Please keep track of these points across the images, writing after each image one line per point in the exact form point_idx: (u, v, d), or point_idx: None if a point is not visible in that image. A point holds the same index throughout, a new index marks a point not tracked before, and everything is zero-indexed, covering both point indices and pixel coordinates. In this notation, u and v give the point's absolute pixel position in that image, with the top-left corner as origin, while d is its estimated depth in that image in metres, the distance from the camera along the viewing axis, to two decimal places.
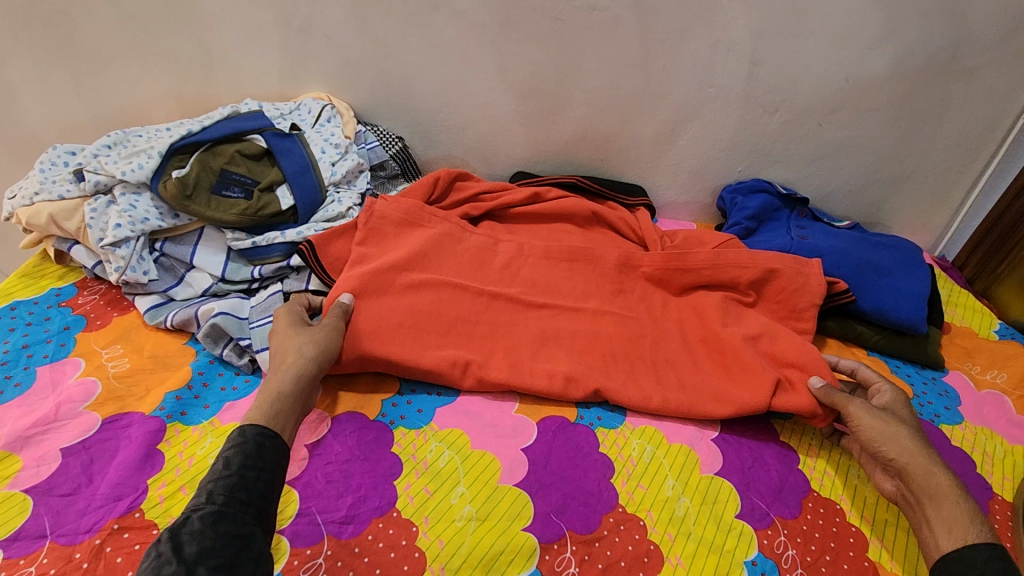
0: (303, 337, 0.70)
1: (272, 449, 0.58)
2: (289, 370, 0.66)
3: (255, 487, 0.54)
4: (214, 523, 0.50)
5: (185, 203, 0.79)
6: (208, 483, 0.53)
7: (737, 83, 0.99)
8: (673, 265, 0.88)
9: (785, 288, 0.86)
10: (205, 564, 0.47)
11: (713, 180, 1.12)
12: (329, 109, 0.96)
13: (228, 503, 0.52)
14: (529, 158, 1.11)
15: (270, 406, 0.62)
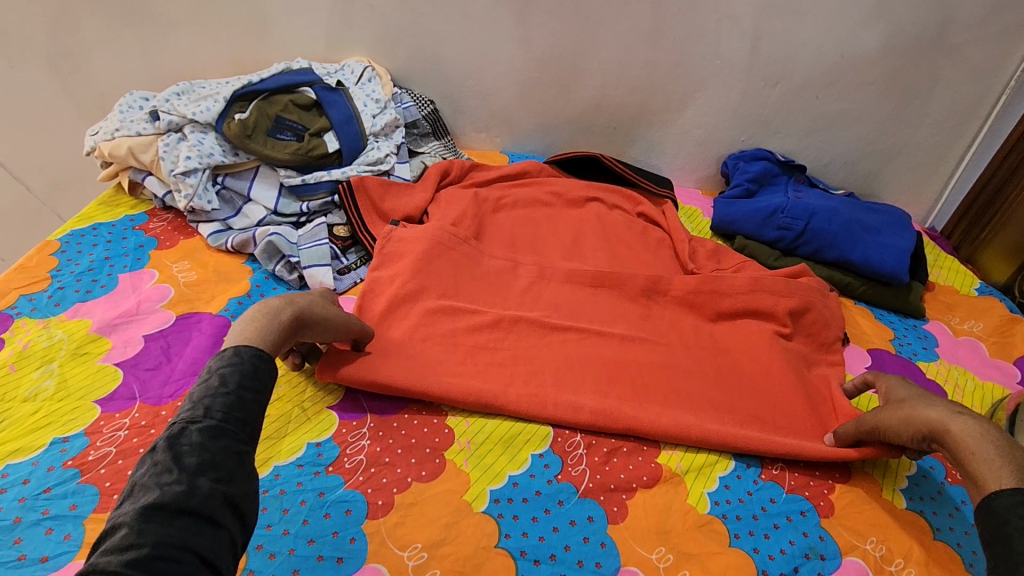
0: (317, 297, 0.67)
1: (268, 371, 0.55)
2: (292, 307, 0.62)
3: (252, 405, 0.51)
4: (215, 436, 0.47)
5: (246, 141, 0.90)
6: (205, 396, 0.50)
7: (740, 56, 1.08)
8: (707, 289, 0.90)
9: (817, 321, 0.89)
10: (205, 475, 0.45)
11: (717, 149, 1.21)
12: (370, 70, 1.06)
13: (227, 419, 0.49)
14: (549, 124, 1.21)
15: (262, 327, 0.58)
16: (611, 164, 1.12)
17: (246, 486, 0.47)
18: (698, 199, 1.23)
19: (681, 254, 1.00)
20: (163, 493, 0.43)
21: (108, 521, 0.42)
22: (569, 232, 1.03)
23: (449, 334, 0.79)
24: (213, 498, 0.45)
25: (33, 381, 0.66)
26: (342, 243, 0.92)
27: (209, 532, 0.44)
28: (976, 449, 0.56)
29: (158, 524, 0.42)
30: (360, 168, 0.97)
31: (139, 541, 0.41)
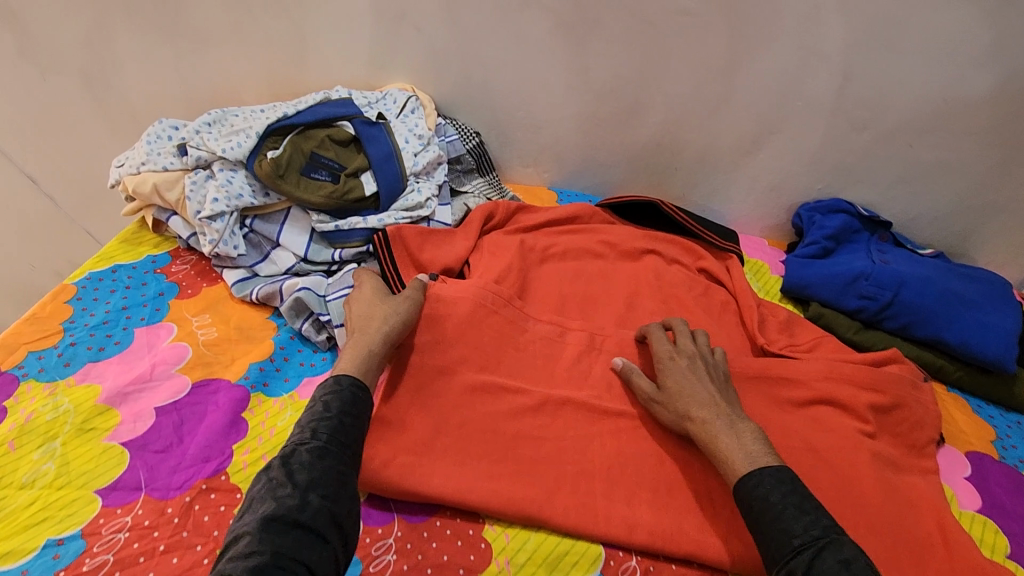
0: (389, 304, 0.73)
1: (364, 400, 0.63)
2: (372, 331, 0.70)
3: (350, 432, 0.59)
4: (321, 458, 0.56)
5: (277, 182, 0.82)
6: (314, 422, 0.58)
7: (826, 96, 0.94)
8: (776, 374, 0.80)
9: (908, 419, 0.78)
10: (314, 492, 0.53)
11: (790, 196, 1.08)
12: (413, 100, 0.98)
13: (331, 442, 0.57)
14: (602, 161, 1.10)
15: (356, 359, 0.66)
16: (672, 212, 1.01)
17: (347, 507, 0.54)
18: (764, 251, 1.11)
19: (749, 327, 0.89)
20: (280, 505, 0.51)
21: (234, 529, 0.50)
22: (621, 291, 0.93)
23: (487, 419, 0.70)
24: (321, 514, 0.52)
25: (31, 464, 0.59)
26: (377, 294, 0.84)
27: (318, 545, 0.50)
28: (722, 445, 0.63)
29: (276, 532, 0.49)
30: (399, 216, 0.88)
31: (260, 548, 0.48)
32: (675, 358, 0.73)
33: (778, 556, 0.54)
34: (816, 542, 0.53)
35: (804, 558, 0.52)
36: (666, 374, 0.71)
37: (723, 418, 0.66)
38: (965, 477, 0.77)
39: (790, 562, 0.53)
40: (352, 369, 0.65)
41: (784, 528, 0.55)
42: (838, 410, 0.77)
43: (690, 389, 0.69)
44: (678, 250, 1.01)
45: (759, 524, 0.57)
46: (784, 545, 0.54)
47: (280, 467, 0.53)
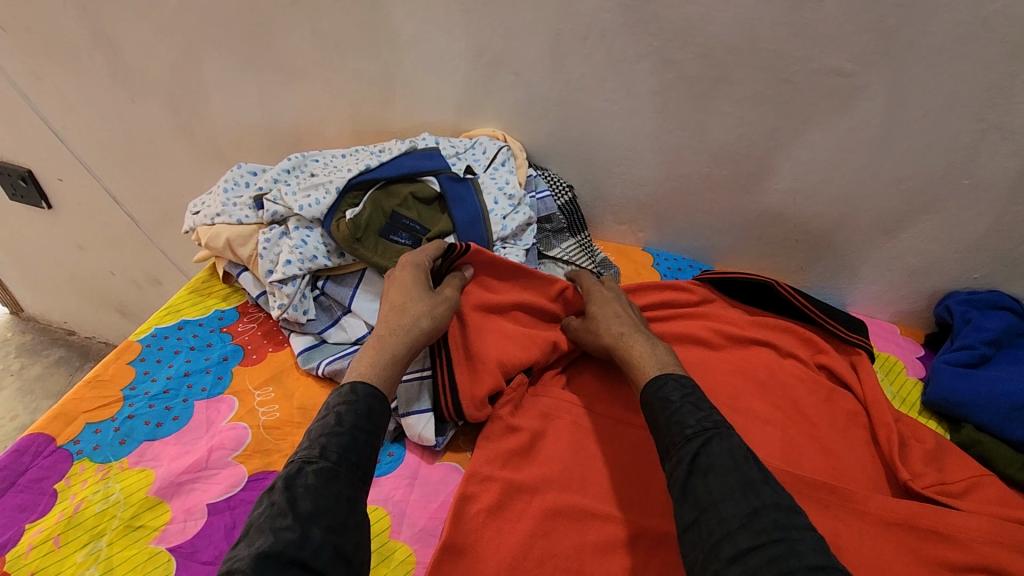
0: (418, 300, 0.68)
1: (380, 412, 0.58)
2: (392, 329, 0.65)
3: (362, 449, 0.54)
4: (329, 481, 0.51)
5: (354, 246, 0.75)
6: (323, 437, 0.53)
7: (1003, 177, 0.78)
8: (925, 523, 0.66)
9: None
10: (318, 522, 0.48)
11: (933, 283, 0.92)
12: (505, 151, 0.89)
13: (340, 462, 0.52)
14: (710, 225, 0.97)
15: (377, 367, 0.62)
16: (789, 295, 0.87)
17: (354, 538, 0.50)
18: (895, 343, 0.94)
19: (886, 453, 0.74)
20: (279, 539, 0.46)
21: (225, 564, 0.45)
22: (728, 390, 0.80)
23: (571, 554, 0.60)
24: (324, 549, 0.47)
25: (73, 569, 0.54)
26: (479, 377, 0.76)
27: None
28: (634, 351, 0.69)
29: (272, 571, 0.44)
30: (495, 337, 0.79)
31: None
32: (600, 288, 0.80)
33: (671, 443, 0.58)
34: (704, 432, 0.57)
35: (693, 443, 0.56)
36: (590, 299, 0.78)
37: (637, 334, 0.71)
38: None
39: (680, 449, 0.56)
40: (369, 375, 0.61)
41: (678, 420, 0.58)
42: None
43: (609, 311, 0.75)
44: (794, 340, 0.88)
45: (658, 422, 0.61)
46: (678, 434, 0.58)
47: (282, 493, 0.48)
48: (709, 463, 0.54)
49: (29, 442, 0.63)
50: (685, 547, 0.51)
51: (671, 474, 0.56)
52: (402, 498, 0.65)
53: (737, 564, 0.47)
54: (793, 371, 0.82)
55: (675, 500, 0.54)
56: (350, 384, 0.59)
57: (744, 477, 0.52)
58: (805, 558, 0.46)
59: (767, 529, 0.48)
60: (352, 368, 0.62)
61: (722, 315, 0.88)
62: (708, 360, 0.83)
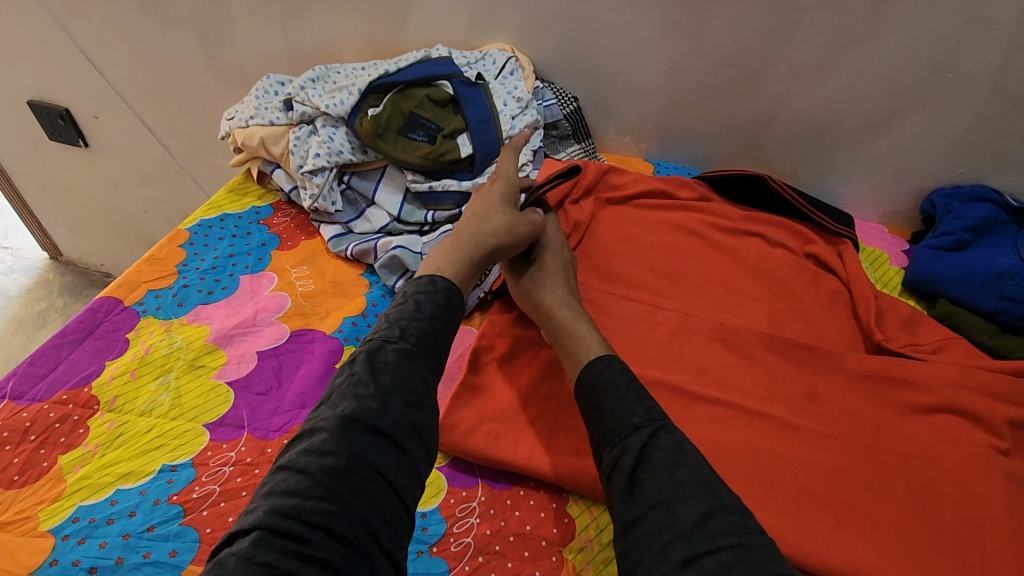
0: (500, 216, 0.72)
1: (455, 306, 0.61)
2: (472, 237, 0.69)
3: (439, 336, 0.57)
4: (408, 361, 0.54)
5: (376, 140, 0.83)
6: (402, 320, 0.56)
7: (985, 69, 0.83)
8: (894, 374, 0.73)
9: None
10: (397, 397, 0.51)
11: (921, 181, 0.96)
12: (513, 61, 0.95)
13: (419, 346, 0.55)
14: (708, 133, 1.03)
15: (454, 266, 0.65)
16: (781, 189, 0.93)
17: (429, 417, 0.53)
18: (884, 240, 1.00)
19: (864, 321, 0.81)
20: (362, 406, 0.50)
21: (314, 420, 0.50)
22: (720, 273, 0.87)
23: (573, 392, 0.68)
24: (401, 421, 0.51)
25: (149, 394, 0.64)
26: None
27: (396, 453, 0.50)
28: (573, 325, 0.67)
29: (354, 435, 0.49)
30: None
31: (337, 448, 0.48)
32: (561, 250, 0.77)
33: (615, 435, 0.56)
34: (650, 425, 0.55)
35: (640, 438, 0.54)
36: (547, 255, 0.75)
37: (582, 314, 0.68)
38: None
39: (625, 441, 0.55)
40: (446, 272, 0.64)
41: (625, 410, 0.57)
42: (969, 423, 0.69)
43: (557, 282, 0.72)
44: (785, 233, 0.94)
45: (597, 406, 0.59)
46: (625, 424, 0.56)
47: (366, 365, 0.52)
48: (658, 461, 0.52)
49: (102, 302, 0.72)
50: (631, 546, 0.50)
51: (616, 468, 0.54)
52: None
53: (687, 567, 0.46)
54: (781, 257, 0.89)
55: (619, 499, 0.53)
56: (429, 276, 0.63)
57: (696, 479, 0.51)
58: (758, 565, 0.45)
59: (721, 529, 0.47)
60: (431, 262, 0.66)
61: (717, 211, 0.95)
62: (703, 250, 0.90)
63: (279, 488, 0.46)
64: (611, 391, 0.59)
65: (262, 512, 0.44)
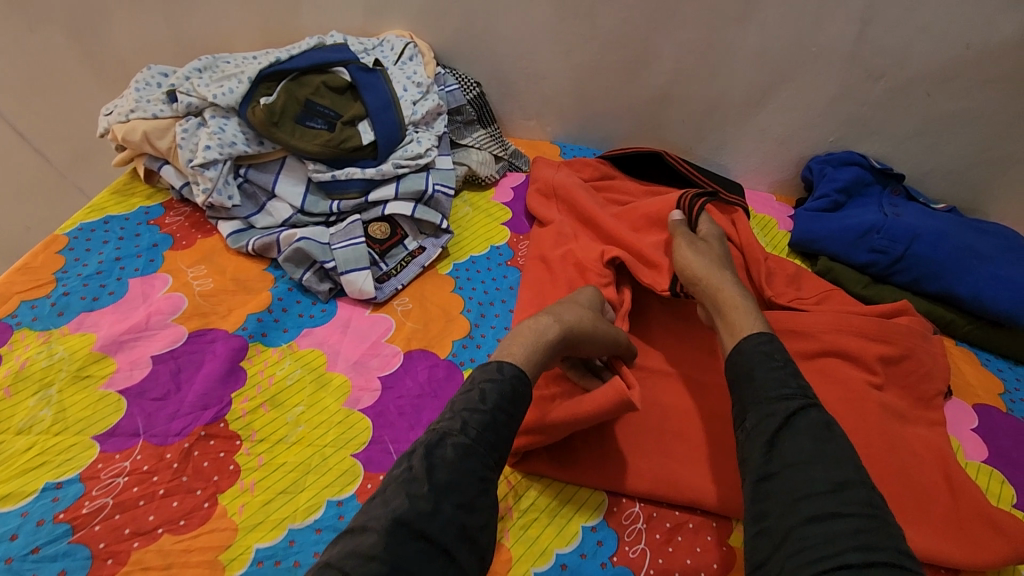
0: (585, 310, 0.67)
1: (522, 397, 0.56)
2: (550, 323, 0.63)
3: (502, 432, 0.54)
4: (466, 458, 0.51)
5: (272, 130, 0.80)
6: (464, 412, 0.53)
7: (843, 43, 0.91)
8: (783, 327, 0.79)
9: (916, 370, 0.76)
10: (450, 498, 0.49)
11: (799, 150, 1.05)
12: (411, 47, 0.95)
13: (478, 442, 0.52)
14: (609, 113, 1.07)
15: (529, 349, 0.60)
16: (677, 163, 0.98)
17: (482, 519, 0.50)
18: (771, 206, 1.08)
19: (757, 280, 0.87)
20: (413, 505, 0.47)
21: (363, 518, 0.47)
22: None
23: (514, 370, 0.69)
24: (452, 525, 0.48)
25: (28, 410, 0.59)
26: (414, 252, 0.82)
27: (443, 560, 0.46)
28: (732, 303, 0.69)
29: (402, 539, 0.46)
30: (428, 243, 0.84)
31: (383, 552, 0.45)
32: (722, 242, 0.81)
33: (762, 399, 0.57)
34: (803, 399, 0.56)
35: (791, 407, 0.56)
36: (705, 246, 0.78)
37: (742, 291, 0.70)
38: (973, 428, 0.75)
39: (774, 406, 0.56)
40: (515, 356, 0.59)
41: (775, 379, 0.58)
42: (846, 362, 0.76)
43: (719, 263, 0.75)
44: None
45: (748, 373, 0.60)
46: (773, 392, 0.57)
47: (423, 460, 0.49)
48: (805, 429, 0.54)
49: None
50: (757, 495, 0.52)
51: (757, 427, 0.56)
52: (335, 341, 0.71)
53: (818, 523, 0.48)
54: None
55: (756, 451, 0.54)
56: (497, 361, 0.58)
57: (839, 453, 0.52)
58: (890, 538, 0.47)
59: (855, 500, 0.49)
60: (507, 340, 0.61)
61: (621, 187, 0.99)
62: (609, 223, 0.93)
63: None
64: (735, 360, 0.62)
65: None
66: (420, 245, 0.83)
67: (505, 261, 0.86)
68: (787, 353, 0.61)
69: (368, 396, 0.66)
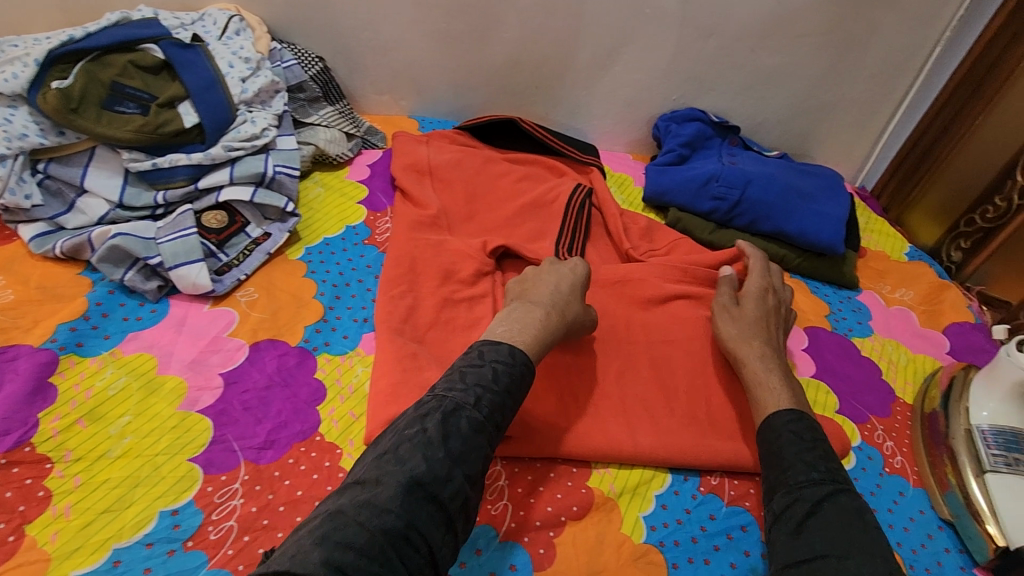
0: (574, 298, 0.69)
1: (525, 382, 0.58)
2: (556, 317, 0.65)
3: (507, 413, 0.55)
4: (477, 434, 0.52)
5: (71, 117, 0.71)
6: (478, 389, 0.54)
7: (672, 3, 0.95)
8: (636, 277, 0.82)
9: (753, 303, 0.82)
10: (461, 467, 0.50)
11: (648, 109, 1.09)
12: (237, 21, 0.88)
13: (490, 419, 0.53)
14: (463, 84, 1.05)
15: (537, 342, 0.62)
16: (531, 128, 1.00)
17: (480, 491, 0.52)
18: (628, 165, 1.12)
19: (614, 236, 0.90)
20: (429, 468, 0.48)
21: (379, 473, 0.47)
22: (487, 213, 0.90)
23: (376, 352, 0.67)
24: (458, 494, 0.49)
25: None
26: (259, 239, 0.77)
27: (445, 525, 0.48)
28: (764, 377, 0.68)
29: (417, 500, 0.47)
30: (274, 228, 0.79)
31: (397, 508, 0.46)
32: (763, 296, 0.78)
33: (792, 480, 0.58)
34: (832, 483, 0.57)
35: (818, 491, 0.56)
36: (751, 302, 0.77)
37: (773, 365, 0.70)
38: (802, 348, 0.83)
39: (803, 490, 0.56)
40: (529, 347, 0.61)
41: (807, 461, 0.58)
42: (692, 303, 0.81)
43: (756, 329, 0.74)
44: (543, 169, 1.00)
45: (776, 450, 0.61)
46: (802, 474, 0.58)
47: (441, 428, 0.50)
48: (834, 515, 0.54)
49: None
50: None
51: (785, 509, 0.56)
52: (168, 342, 0.65)
53: None
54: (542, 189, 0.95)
55: (783, 537, 0.54)
56: (508, 344, 0.59)
57: (867, 539, 0.52)
58: None
59: None
60: (515, 327, 0.62)
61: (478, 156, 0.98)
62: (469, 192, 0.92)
63: (333, 536, 0.43)
64: (766, 436, 0.63)
65: (315, 555, 0.41)
66: (264, 231, 0.78)
67: (362, 240, 0.83)
68: (818, 433, 0.62)
69: (208, 395, 0.61)
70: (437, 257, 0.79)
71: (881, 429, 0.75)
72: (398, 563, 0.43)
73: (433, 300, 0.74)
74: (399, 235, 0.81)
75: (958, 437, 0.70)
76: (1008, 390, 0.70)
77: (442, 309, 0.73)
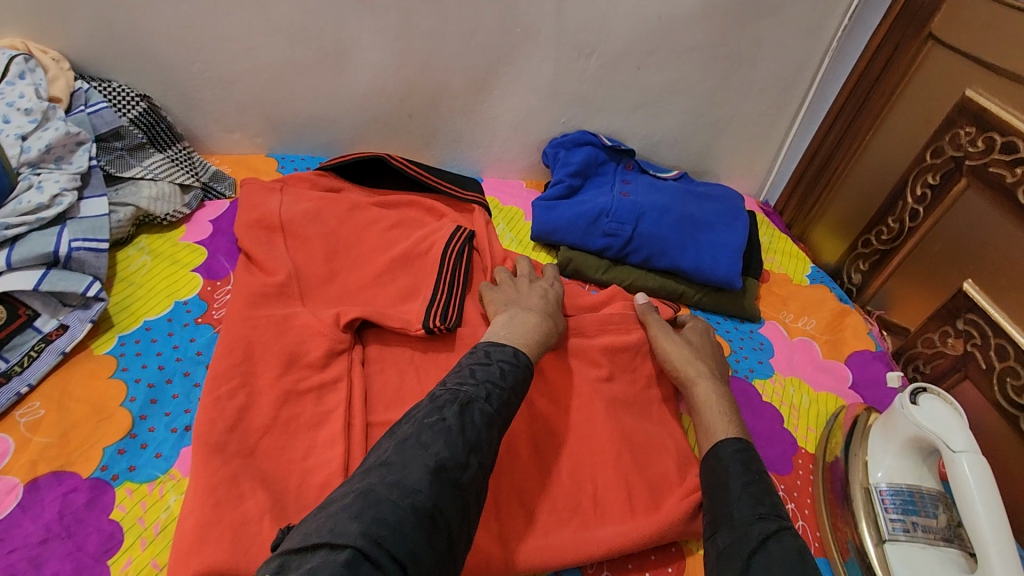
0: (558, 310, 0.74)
1: (528, 382, 0.60)
2: (547, 323, 0.69)
3: (512, 410, 0.57)
4: (489, 427, 0.53)
5: None
6: (489, 384, 0.56)
7: (545, 20, 0.86)
8: None
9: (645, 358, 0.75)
10: (477, 456, 0.50)
11: (536, 134, 1.00)
12: (20, 59, 0.72)
13: (500, 413, 0.55)
14: (325, 115, 0.93)
15: (530, 349, 0.65)
16: (402, 165, 0.89)
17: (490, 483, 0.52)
18: (520, 195, 1.03)
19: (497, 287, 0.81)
20: (450, 453, 0.49)
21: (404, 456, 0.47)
22: (350, 271, 0.79)
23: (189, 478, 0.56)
24: (477, 480, 0.50)
25: None
26: (50, 335, 0.63)
27: (464, 510, 0.48)
28: (706, 398, 0.68)
29: (442, 485, 0.47)
30: (72, 319, 0.65)
31: (425, 492, 0.45)
32: (705, 331, 0.79)
33: (737, 517, 0.53)
34: (777, 519, 0.53)
35: (766, 527, 0.52)
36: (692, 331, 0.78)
37: (719, 386, 0.70)
38: None
39: (749, 526, 0.52)
40: (528, 352, 0.65)
41: (752, 491, 0.55)
42: (578, 363, 0.74)
43: (697, 353, 0.74)
44: (419, 211, 0.90)
45: (722, 481, 0.58)
46: (747, 511, 0.54)
47: (461, 416, 0.51)
48: (778, 551, 0.49)
49: None
50: None
51: (731, 548, 0.51)
52: None
53: None
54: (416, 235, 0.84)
55: None
56: (511, 347, 0.62)
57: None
58: None
59: None
60: (513, 335, 0.65)
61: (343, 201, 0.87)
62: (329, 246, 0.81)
63: (368, 513, 0.43)
64: (710, 463, 0.61)
65: (353, 529, 0.41)
66: (60, 324, 0.64)
67: (194, 319, 0.70)
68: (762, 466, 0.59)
69: None
70: (278, 337, 0.67)
71: (782, 491, 0.69)
72: (424, 547, 0.43)
73: (270, 396, 0.62)
74: (235, 312, 0.69)
75: (857, 497, 0.65)
76: (902, 444, 0.65)
77: (279, 407, 0.62)
